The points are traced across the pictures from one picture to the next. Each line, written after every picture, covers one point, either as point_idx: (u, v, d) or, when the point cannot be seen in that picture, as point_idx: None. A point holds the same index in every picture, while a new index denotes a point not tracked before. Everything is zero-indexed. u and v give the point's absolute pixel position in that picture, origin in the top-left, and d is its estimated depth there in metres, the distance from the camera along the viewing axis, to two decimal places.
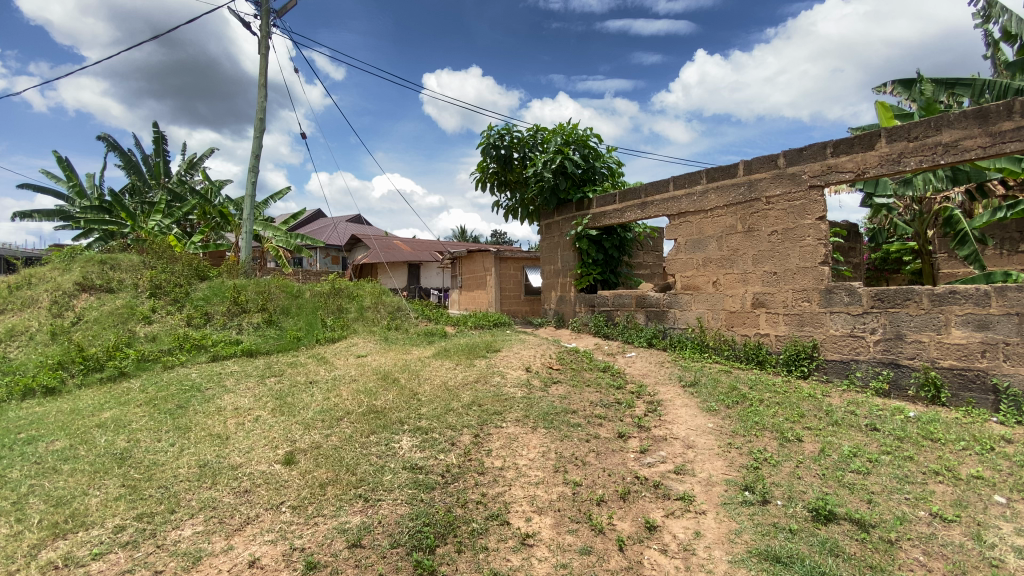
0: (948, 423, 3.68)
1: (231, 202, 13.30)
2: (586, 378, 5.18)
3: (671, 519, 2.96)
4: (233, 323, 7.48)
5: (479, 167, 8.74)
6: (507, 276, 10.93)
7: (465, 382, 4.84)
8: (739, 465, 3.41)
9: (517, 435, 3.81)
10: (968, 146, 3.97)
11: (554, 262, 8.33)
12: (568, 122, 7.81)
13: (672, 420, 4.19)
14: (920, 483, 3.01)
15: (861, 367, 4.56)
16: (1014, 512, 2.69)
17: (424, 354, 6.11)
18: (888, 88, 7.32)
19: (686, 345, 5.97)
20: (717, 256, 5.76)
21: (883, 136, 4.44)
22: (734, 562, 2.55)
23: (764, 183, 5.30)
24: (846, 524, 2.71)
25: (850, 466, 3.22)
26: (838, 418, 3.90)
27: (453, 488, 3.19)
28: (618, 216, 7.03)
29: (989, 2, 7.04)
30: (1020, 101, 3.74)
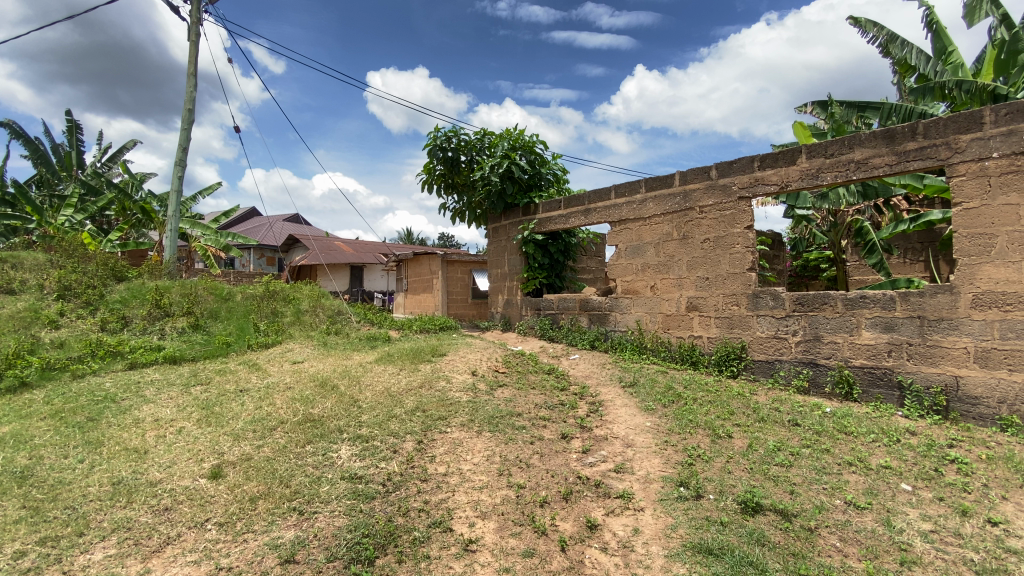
0: (860, 417, 4.00)
1: (155, 198, 12.37)
2: (531, 380, 5.21)
3: (611, 518, 3.03)
4: (154, 328, 6.93)
5: (425, 169, 8.63)
6: (454, 279, 10.84)
7: (409, 388, 4.73)
8: (674, 462, 3.55)
9: (461, 440, 3.77)
10: (877, 164, 4.36)
11: (500, 266, 8.36)
12: (515, 127, 7.88)
13: (613, 420, 4.30)
14: (837, 473, 3.26)
15: (784, 366, 4.88)
16: (917, 499, 2.96)
17: (365, 359, 5.93)
18: (808, 109, 7.90)
19: (626, 347, 6.16)
20: (655, 262, 5.99)
21: (804, 152, 4.80)
22: (670, 557, 2.64)
23: (697, 194, 5.57)
24: (771, 515, 2.88)
25: (774, 460, 3.44)
26: (764, 414, 4.15)
27: (395, 497, 3.10)
28: (563, 221, 7.16)
29: (888, 38, 7.78)
30: (922, 123, 4.13)
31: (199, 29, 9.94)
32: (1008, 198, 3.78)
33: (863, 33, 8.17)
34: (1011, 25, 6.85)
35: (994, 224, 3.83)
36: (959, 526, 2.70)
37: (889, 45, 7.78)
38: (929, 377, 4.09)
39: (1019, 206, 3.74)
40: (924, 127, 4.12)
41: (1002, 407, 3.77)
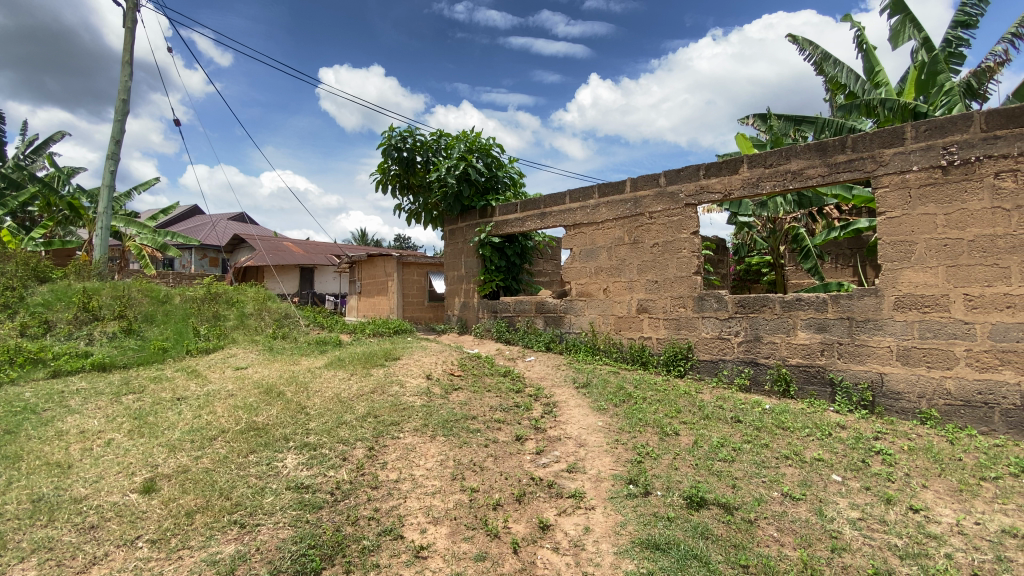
0: (795, 413, 4.24)
1: (84, 194, 11.53)
2: (486, 383, 5.20)
3: (563, 517, 3.06)
4: (81, 333, 6.44)
5: (380, 168, 8.47)
6: (410, 282, 10.66)
7: (360, 393, 4.61)
8: (625, 460, 3.63)
9: (415, 445, 3.71)
10: (811, 174, 4.63)
11: (456, 268, 8.31)
12: (472, 130, 7.86)
13: (566, 421, 4.36)
14: (775, 467, 3.43)
15: (727, 365, 5.11)
16: (847, 489, 3.16)
17: (314, 364, 5.73)
18: (750, 121, 8.32)
19: (580, 348, 6.27)
20: (608, 265, 6.12)
21: (745, 162, 5.04)
22: (619, 554, 2.70)
23: (647, 200, 5.75)
24: (714, 509, 3.00)
25: (718, 455, 3.58)
26: (709, 412, 4.32)
27: (343, 505, 3.02)
28: (519, 224, 7.20)
29: (822, 58, 8.31)
30: (851, 137, 4.42)
31: (136, 16, 9.36)
32: (925, 208, 4.11)
33: (800, 51, 8.67)
34: (930, 49, 7.47)
35: (913, 232, 4.15)
36: (884, 513, 2.90)
37: (823, 63, 8.30)
38: (857, 374, 4.38)
39: (935, 215, 4.07)
40: (853, 141, 4.41)
41: (921, 402, 4.08)
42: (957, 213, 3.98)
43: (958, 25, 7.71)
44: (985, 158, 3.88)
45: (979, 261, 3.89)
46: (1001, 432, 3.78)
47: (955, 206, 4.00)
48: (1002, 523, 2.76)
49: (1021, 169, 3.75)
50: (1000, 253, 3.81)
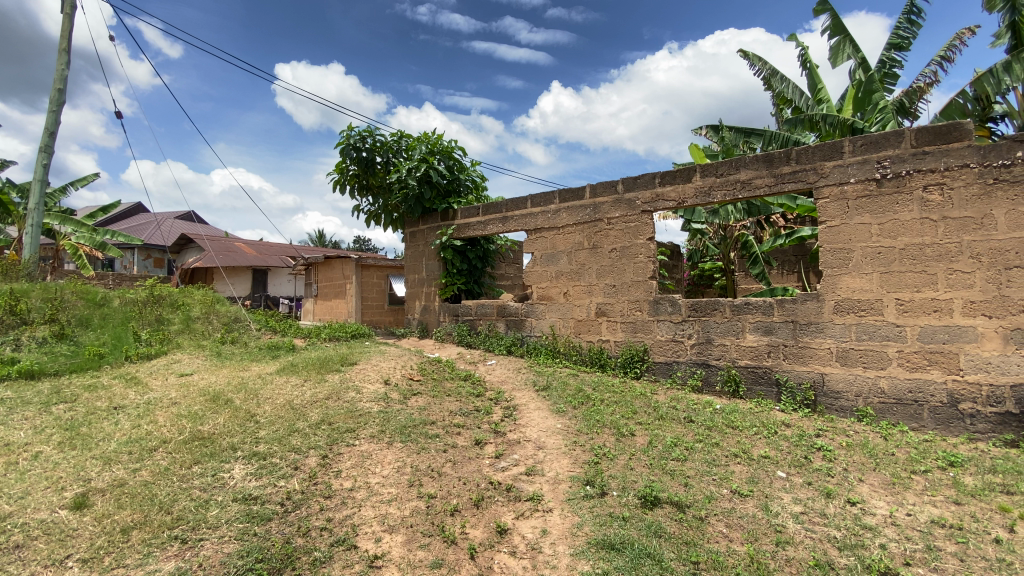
0: (744, 412, 4.42)
1: (13, 188, 10.71)
2: (446, 388, 5.14)
3: (520, 521, 3.07)
4: (6, 338, 5.96)
5: (338, 168, 8.26)
6: (369, 284, 10.45)
7: (314, 400, 4.47)
8: (582, 461, 3.68)
9: (371, 452, 3.63)
10: (759, 184, 4.86)
11: (417, 271, 8.21)
12: (433, 132, 7.79)
13: (526, 424, 4.37)
14: (724, 465, 3.56)
15: (681, 367, 5.27)
16: (791, 485, 3.31)
17: (265, 370, 5.52)
18: (703, 132, 8.63)
19: (541, 351, 6.32)
20: (568, 269, 6.19)
21: (698, 171, 5.22)
22: (575, 555, 2.73)
23: (606, 206, 5.86)
24: (667, 507, 3.08)
25: (671, 455, 3.69)
26: (663, 412, 4.44)
27: (294, 516, 2.92)
28: (480, 228, 7.19)
29: (770, 74, 8.73)
30: (794, 150, 4.66)
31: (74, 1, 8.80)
32: (862, 218, 4.38)
33: (750, 66, 9.08)
34: (866, 69, 7.98)
35: (851, 241, 4.41)
36: (824, 506, 3.05)
37: (770, 78, 8.72)
38: (801, 374, 4.61)
39: (870, 225, 4.34)
40: (797, 154, 4.65)
41: (858, 400, 4.34)
42: (890, 223, 4.26)
43: (892, 47, 8.28)
44: (914, 172, 4.17)
45: (910, 268, 4.17)
46: (929, 428, 4.06)
47: (888, 216, 4.27)
48: (930, 514, 2.96)
49: (946, 183, 4.05)
50: (927, 260, 4.10)
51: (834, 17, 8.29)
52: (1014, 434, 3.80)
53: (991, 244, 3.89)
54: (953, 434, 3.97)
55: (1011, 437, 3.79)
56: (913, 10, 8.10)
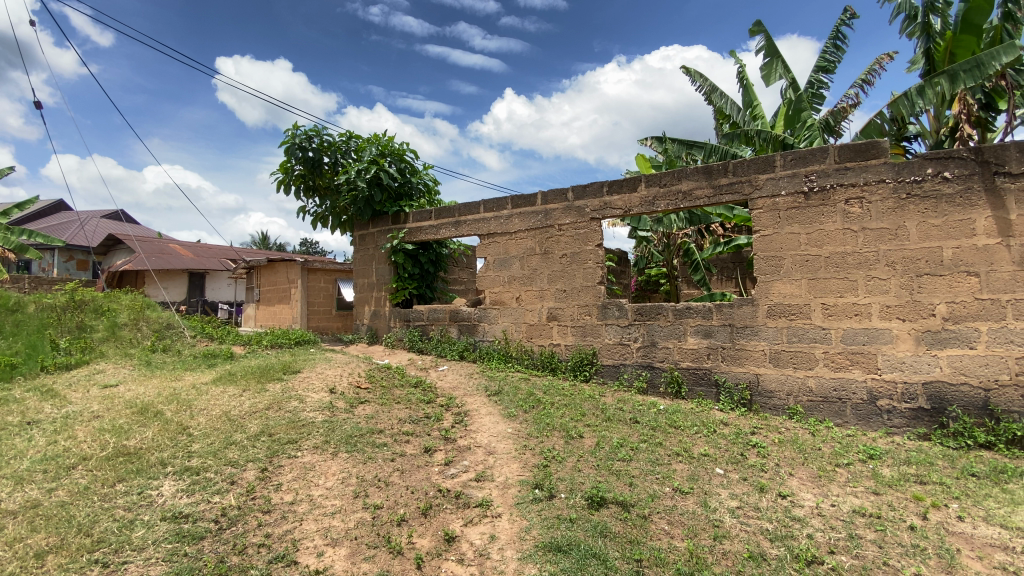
0: (686, 412, 4.60)
1: None
2: (395, 395, 5.04)
3: (469, 528, 3.05)
4: None
5: (282, 168, 7.97)
6: (315, 289, 10.14)
7: (253, 410, 4.27)
8: (531, 465, 3.71)
9: (314, 464, 3.51)
10: (699, 195, 5.09)
11: (366, 275, 8.02)
12: (384, 134, 7.66)
13: (477, 429, 4.35)
14: (667, 464, 3.69)
15: (627, 369, 5.43)
16: (728, 481, 3.47)
17: (199, 380, 5.22)
18: (648, 142, 8.95)
19: (493, 356, 6.33)
20: (520, 275, 6.24)
21: (643, 181, 5.40)
22: (523, 559, 2.74)
23: (557, 213, 5.97)
24: (613, 507, 3.16)
25: (618, 455, 3.78)
26: (610, 414, 4.56)
27: (229, 534, 2.79)
28: (432, 232, 7.13)
29: (711, 90, 9.17)
30: (731, 163, 4.92)
31: None
32: (791, 228, 4.67)
33: (692, 82, 9.51)
34: (796, 88, 8.53)
35: (782, 249, 4.70)
36: (758, 501, 3.23)
37: (711, 94, 9.17)
38: (737, 375, 4.85)
39: (799, 234, 4.63)
40: (734, 166, 4.91)
41: (789, 398, 4.62)
42: (816, 233, 4.57)
43: (819, 70, 8.90)
44: (838, 186, 4.49)
45: (834, 275, 4.49)
46: (852, 423, 4.38)
47: (815, 227, 4.58)
48: (852, 504, 3.19)
49: (865, 197, 4.39)
50: (849, 268, 4.43)
51: (767, 38, 8.82)
52: (925, 427, 4.16)
53: (904, 253, 4.25)
54: (872, 428, 4.31)
55: (923, 430, 4.14)
56: (837, 36, 8.76)
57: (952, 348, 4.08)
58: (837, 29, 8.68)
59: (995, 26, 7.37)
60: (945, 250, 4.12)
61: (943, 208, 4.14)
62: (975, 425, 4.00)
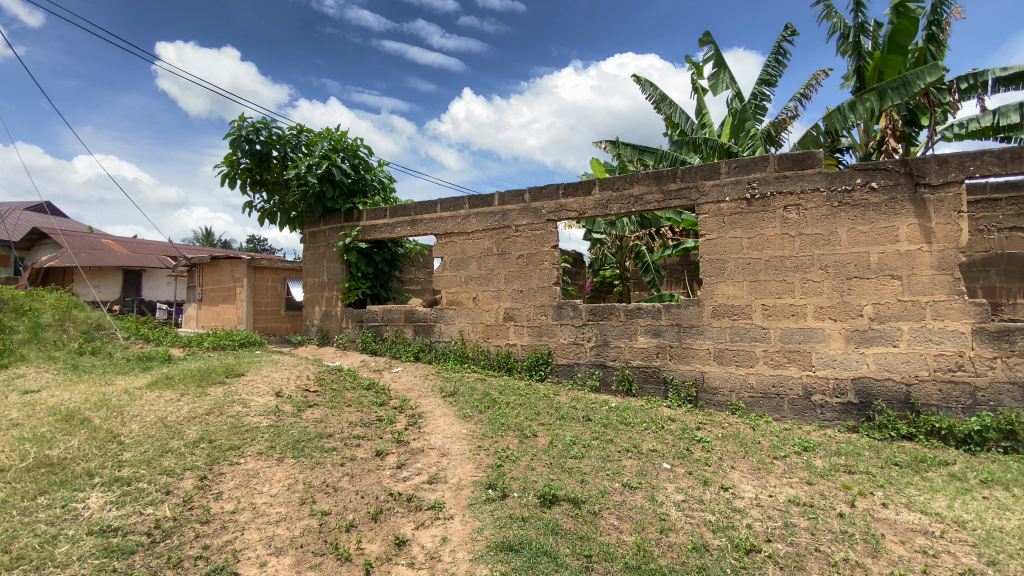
0: (636, 410, 4.74)
1: None
2: (346, 398, 4.91)
3: (420, 531, 3.01)
4: None
5: (227, 161, 7.62)
6: (262, 288, 9.75)
7: (192, 416, 4.06)
8: (485, 465, 3.70)
9: (258, 470, 3.38)
10: (650, 199, 5.24)
11: (317, 274, 7.77)
12: (337, 129, 7.45)
13: (431, 431, 4.29)
14: (617, 460, 3.78)
15: (581, 368, 5.52)
16: (674, 475, 3.59)
17: (133, 385, 4.90)
18: (602, 146, 9.13)
19: (448, 357, 6.29)
20: (477, 275, 6.23)
21: (597, 185, 5.51)
22: (474, 560, 2.74)
23: (514, 214, 5.99)
24: (564, 504, 3.20)
25: (570, 453, 3.85)
26: (564, 413, 4.62)
27: (163, 547, 2.67)
28: (387, 231, 7.00)
29: (662, 98, 9.47)
30: (680, 169, 5.09)
31: None
32: (735, 232, 4.89)
33: (644, 90, 9.78)
34: (741, 99, 8.93)
35: (726, 253, 4.92)
36: (702, 493, 3.36)
37: (662, 101, 9.47)
38: (684, 373, 5.03)
39: (741, 239, 4.86)
40: (682, 172, 5.09)
41: (732, 395, 4.84)
42: (757, 238, 4.80)
43: (762, 83, 9.36)
44: (777, 194, 4.74)
45: (773, 277, 4.73)
46: (788, 418, 4.63)
47: (756, 231, 4.81)
48: (788, 494, 3.38)
49: (802, 204, 4.66)
50: (787, 271, 4.68)
51: (715, 50, 9.19)
52: (854, 420, 4.46)
53: (836, 258, 4.54)
54: (807, 422, 4.57)
55: (852, 423, 4.44)
56: (779, 51, 9.24)
57: (877, 346, 4.39)
58: (779, 45, 9.15)
59: (920, 47, 7.96)
60: (872, 255, 4.43)
61: (870, 216, 4.45)
62: (898, 417, 4.32)
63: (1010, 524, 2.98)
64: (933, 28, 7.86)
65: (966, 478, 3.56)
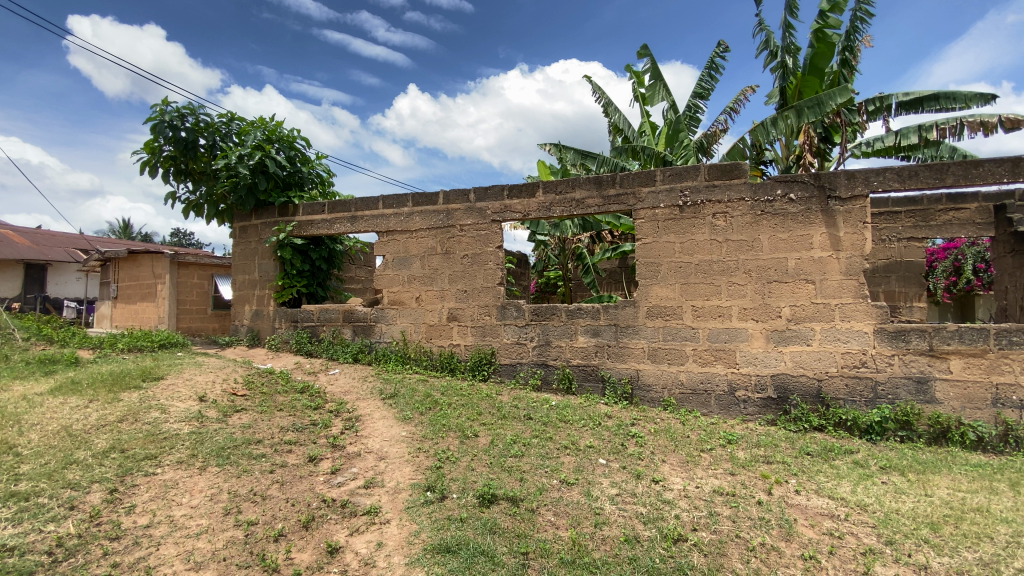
0: (575, 408, 4.85)
1: None
2: (278, 402, 4.69)
3: (354, 537, 2.93)
4: None
5: (148, 147, 7.07)
6: (186, 285, 9.11)
7: (101, 424, 3.75)
8: (424, 467, 3.66)
9: (177, 481, 3.17)
10: (591, 203, 5.38)
11: (248, 271, 7.36)
12: (271, 118, 7.10)
13: (368, 434, 4.18)
14: (556, 457, 3.86)
15: (523, 368, 5.59)
16: (609, 470, 3.72)
17: (32, 391, 4.45)
18: (547, 149, 9.28)
19: (389, 358, 6.17)
20: (420, 274, 6.14)
21: (541, 188, 5.59)
22: (410, 564, 2.70)
23: (458, 213, 5.96)
24: (503, 503, 3.23)
25: (510, 452, 3.88)
26: (505, 412, 4.65)
27: (64, 567, 2.47)
28: (325, 227, 6.76)
29: (604, 105, 9.75)
30: (619, 174, 5.27)
31: None
32: (668, 237, 5.12)
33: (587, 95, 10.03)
34: (677, 110, 9.36)
35: (660, 257, 5.13)
36: (635, 487, 3.49)
37: (605, 108, 9.75)
38: (621, 371, 5.22)
39: (674, 243, 5.09)
40: (621, 178, 5.27)
41: (664, 391, 5.07)
42: (689, 242, 5.05)
43: (696, 95, 9.85)
44: (707, 202, 5.01)
45: (702, 280, 5.00)
46: (715, 412, 4.92)
47: (687, 236, 5.06)
48: (713, 484, 3.59)
49: (728, 212, 4.95)
50: (715, 274, 4.96)
51: (654, 62, 9.59)
52: (773, 414, 4.79)
53: (758, 262, 4.86)
54: (731, 416, 4.87)
55: (770, 416, 4.77)
56: (712, 66, 9.77)
57: (794, 345, 4.75)
58: (712, 60, 9.67)
59: (835, 70, 8.68)
60: (789, 261, 4.78)
61: (789, 225, 4.80)
62: (811, 411, 4.68)
63: (903, 506, 3.31)
64: (846, 53, 8.59)
65: (868, 465, 3.92)
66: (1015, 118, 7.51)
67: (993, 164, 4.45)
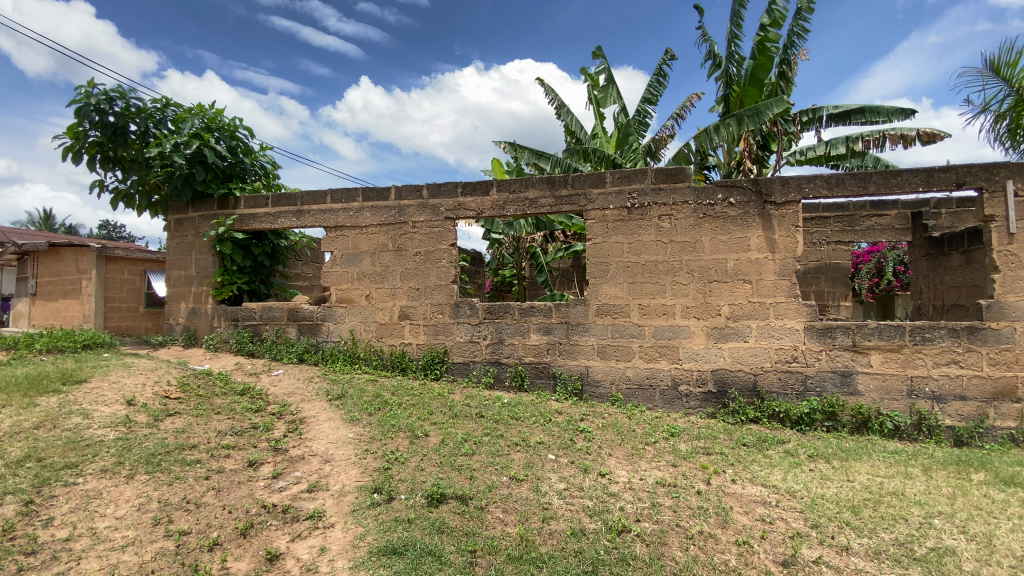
0: (526, 404, 4.91)
1: None
2: (216, 404, 4.47)
3: (296, 542, 2.85)
4: None
5: (70, 132, 6.55)
6: (115, 281, 8.53)
7: (15, 431, 3.46)
8: (372, 469, 3.59)
9: (101, 490, 2.97)
10: (543, 203, 5.44)
11: (184, 267, 6.96)
12: (211, 106, 6.73)
13: (313, 437, 4.05)
14: (506, 454, 3.89)
15: (476, 366, 5.59)
16: (558, 465, 3.79)
17: None
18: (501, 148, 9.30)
19: (337, 357, 6.01)
20: (370, 271, 6.01)
21: (495, 186, 5.60)
22: (354, 568, 2.65)
23: (411, 210, 5.88)
24: (452, 502, 3.22)
25: (461, 451, 3.87)
26: (457, 411, 4.64)
27: None
28: (269, 221, 6.49)
29: (558, 107, 9.87)
30: (571, 175, 5.36)
31: None
32: (617, 237, 5.25)
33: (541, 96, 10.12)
34: (627, 114, 9.61)
35: (609, 256, 5.26)
36: (582, 481, 3.57)
37: (558, 110, 9.87)
38: (571, 368, 5.31)
39: (622, 244, 5.24)
40: (573, 178, 5.36)
41: (612, 387, 5.21)
42: (636, 242, 5.21)
43: (645, 101, 10.14)
44: (653, 204, 5.18)
45: (648, 279, 5.16)
46: (659, 406, 5.11)
47: (635, 237, 5.21)
48: (656, 476, 3.72)
49: (673, 214, 5.14)
50: (660, 274, 5.14)
51: (606, 66, 9.79)
52: (713, 407, 5.03)
53: (700, 263, 5.07)
54: (675, 409, 5.07)
55: (711, 410, 5.01)
56: (660, 73, 10.08)
57: (732, 341, 4.99)
58: (661, 67, 9.98)
59: (773, 82, 9.16)
60: (729, 261, 5.02)
61: (729, 228, 5.04)
62: (747, 404, 4.95)
63: (828, 491, 3.56)
64: (784, 66, 9.08)
65: (797, 454, 4.19)
66: (930, 132, 8.18)
67: (910, 174, 4.84)
